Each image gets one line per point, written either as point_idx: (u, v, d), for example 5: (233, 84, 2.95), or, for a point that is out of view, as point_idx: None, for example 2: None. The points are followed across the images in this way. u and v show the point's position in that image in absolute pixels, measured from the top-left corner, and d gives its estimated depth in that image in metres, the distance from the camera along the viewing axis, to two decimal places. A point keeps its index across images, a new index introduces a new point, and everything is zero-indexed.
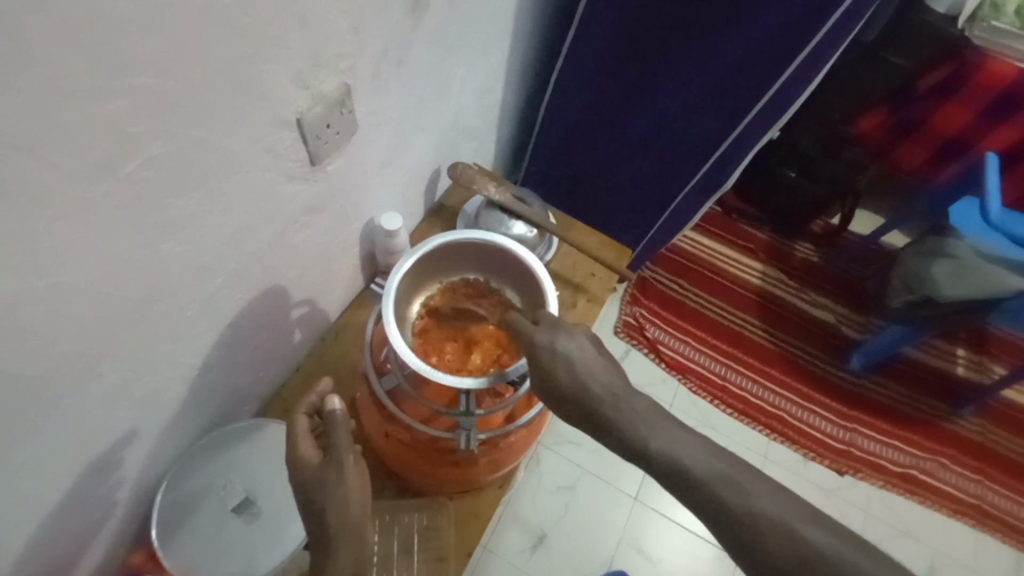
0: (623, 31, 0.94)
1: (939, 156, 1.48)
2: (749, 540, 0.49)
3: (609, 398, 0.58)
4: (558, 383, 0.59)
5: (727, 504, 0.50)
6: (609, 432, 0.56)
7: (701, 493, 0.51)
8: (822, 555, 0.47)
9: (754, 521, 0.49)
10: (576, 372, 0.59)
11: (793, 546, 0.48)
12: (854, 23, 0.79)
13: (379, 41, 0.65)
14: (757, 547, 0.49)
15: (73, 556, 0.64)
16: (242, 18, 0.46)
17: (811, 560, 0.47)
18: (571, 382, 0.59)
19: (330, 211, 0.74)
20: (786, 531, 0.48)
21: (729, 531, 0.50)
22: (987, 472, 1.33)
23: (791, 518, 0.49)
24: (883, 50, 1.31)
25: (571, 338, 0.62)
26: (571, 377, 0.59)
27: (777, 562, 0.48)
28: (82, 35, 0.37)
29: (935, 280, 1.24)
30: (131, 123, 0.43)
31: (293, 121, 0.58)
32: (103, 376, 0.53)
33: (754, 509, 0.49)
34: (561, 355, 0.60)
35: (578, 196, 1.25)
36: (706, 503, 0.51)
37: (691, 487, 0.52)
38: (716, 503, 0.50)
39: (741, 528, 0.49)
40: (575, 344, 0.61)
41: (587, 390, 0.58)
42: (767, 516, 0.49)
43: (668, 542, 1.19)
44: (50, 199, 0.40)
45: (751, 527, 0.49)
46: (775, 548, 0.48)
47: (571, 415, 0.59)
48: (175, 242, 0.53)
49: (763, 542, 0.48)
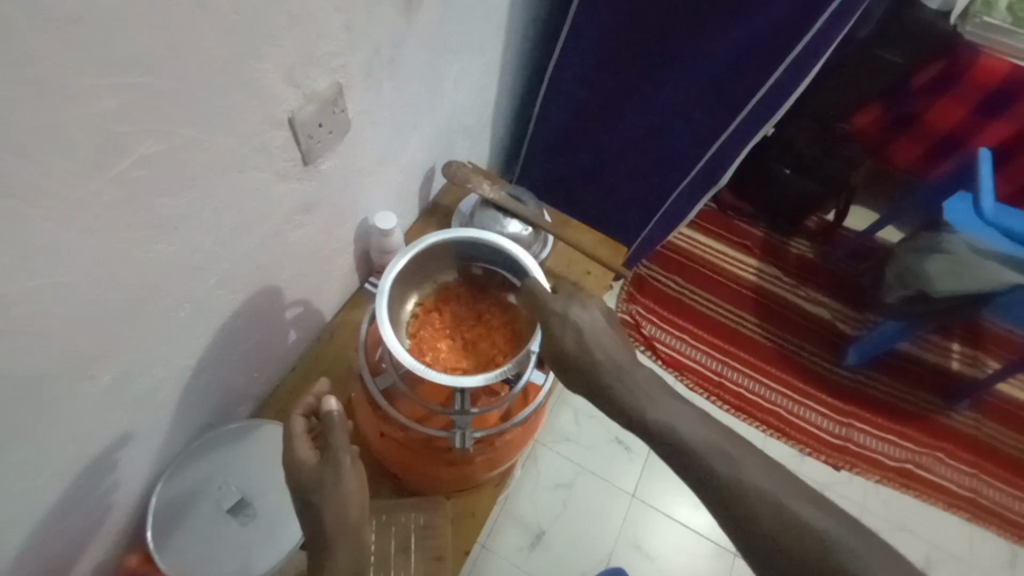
0: (617, 29, 0.94)
1: (932, 152, 1.47)
2: (737, 510, 0.49)
3: (613, 369, 0.59)
4: (566, 351, 0.61)
5: (717, 472, 0.51)
6: (610, 400, 0.58)
7: (694, 460, 0.52)
8: (811, 528, 0.48)
9: (744, 490, 0.50)
10: (585, 341, 0.60)
11: (782, 517, 0.48)
12: (846, 21, 0.79)
13: (372, 39, 0.65)
14: (745, 516, 0.49)
15: (69, 559, 0.63)
16: (233, 16, 0.46)
17: (798, 531, 0.48)
18: (578, 351, 0.60)
19: (324, 210, 0.74)
20: (776, 504, 0.49)
21: (718, 499, 0.50)
22: (982, 465, 1.33)
23: (782, 493, 0.50)
24: (876, 47, 1.30)
25: (584, 308, 0.63)
26: (579, 346, 0.60)
27: (760, 528, 0.48)
28: (73, 32, 0.36)
29: (928, 276, 1.23)
30: (121, 123, 0.42)
31: (285, 120, 0.58)
32: (96, 377, 0.53)
33: (744, 479, 0.50)
34: (571, 324, 0.62)
35: (574, 195, 1.26)
36: (697, 469, 0.52)
37: (683, 453, 0.52)
38: (706, 471, 0.51)
39: (731, 496, 0.50)
40: (587, 315, 0.63)
41: (594, 358, 0.60)
42: (758, 487, 0.49)
43: (667, 539, 1.19)
44: (43, 200, 0.40)
45: (741, 498, 0.49)
46: (762, 516, 0.49)
47: (576, 382, 0.61)
48: (167, 243, 0.53)
49: (751, 511, 0.49)
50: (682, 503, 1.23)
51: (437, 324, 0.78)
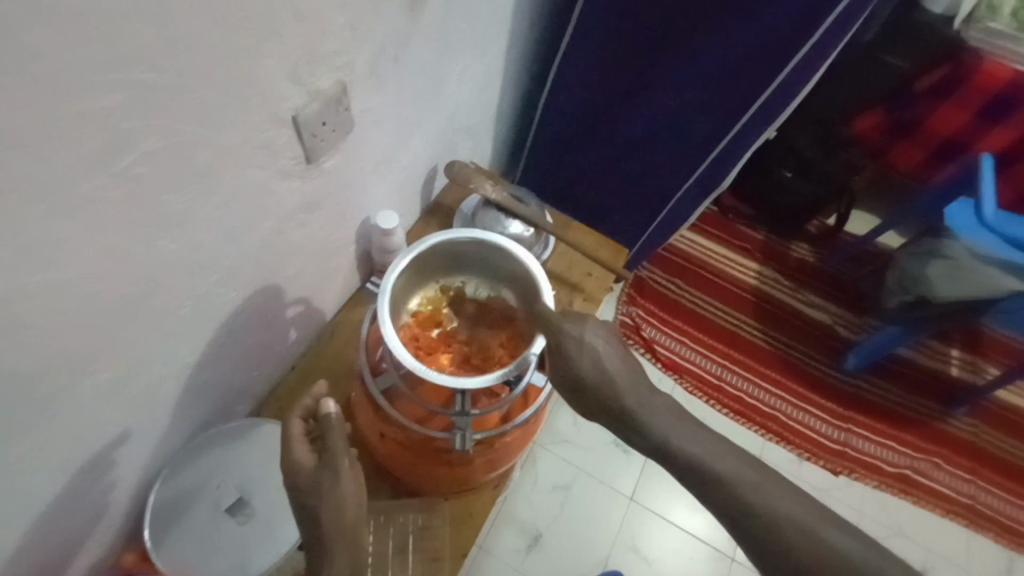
0: (621, 31, 0.94)
1: (934, 157, 1.47)
2: (773, 544, 0.50)
3: (634, 393, 0.58)
4: (584, 376, 0.59)
5: (750, 505, 0.51)
6: (634, 426, 0.57)
7: (727, 493, 0.52)
8: (851, 563, 0.48)
9: (778, 523, 0.50)
10: (604, 366, 0.59)
11: (820, 554, 0.49)
12: (851, 26, 0.79)
13: (376, 38, 0.64)
14: (782, 553, 0.50)
15: (67, 556, 0.63)
16: (238, 13, 0.46)
17: (835, 565, 0.48)
18: (597, 377, 0.59)
19: (326, 209, 0.73)
20: (814, 540, 0.49)
21: (751, 532, 0.51)
22: (980, 472, 1.33)
23: (818, 526, 0.50)
24: (878, 50, 1.31)
25: (596, 326, 0.61)
26: (597, 371, 0.59)
27: (794, 561, 0.49)
28: (77, 28, 0.36)
29: (929, 280, 1.26)
30: (125, 119, 0.42)
31: (288, 118, 0.58)
32: (96, 374, 0.53)
33: (778, 511, 0.51)
34: (587, 345, 0.60)
35: (575, 196, 1.25)
36: (731, 504, 0.52)
37: (715, 487, 0.53)
38: (741, 507, 0.51)
39: (767, 530, 0.50)
40: (601, 335, 0.61)
41: (615, 383, 0.58)
42: (792, 518, 0.50)
43: (666, 542, 1.19)
44: (46, 195, 0.40)
45: (777, 530, 0.50)
46: (796, 548, 0.49)
47: (593, 407, 0.60)
48: (169, 239, 0.52)
49: (789, 549, 0.49)
50: (681, 507, 1.22)
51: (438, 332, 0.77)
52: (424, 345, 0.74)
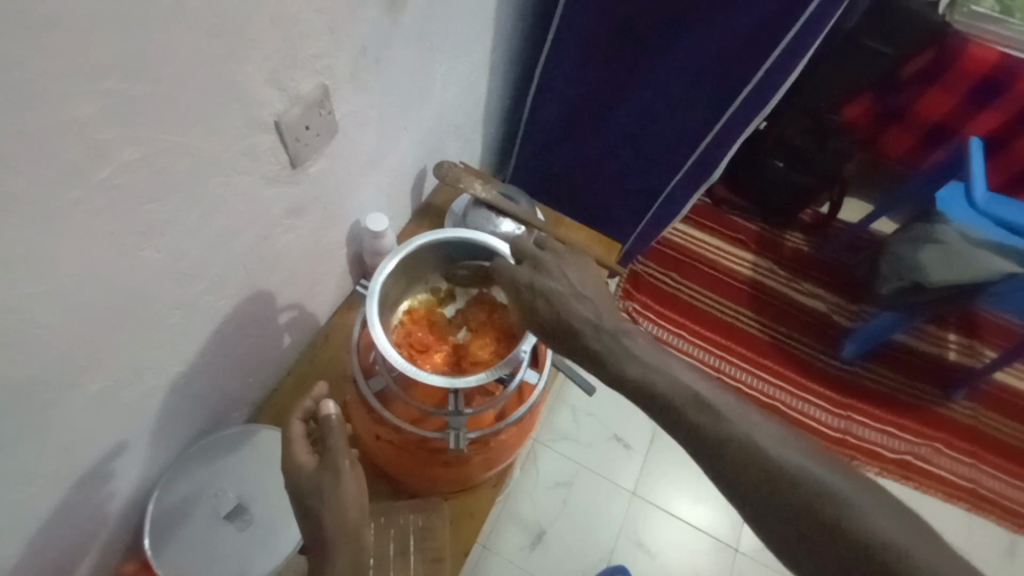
0: (605, 25, 0.94)
1: (924, 143, 1.48)
2: (719, 460, 0.48)
3: (588, 327, 0.58)
4: (540, 318, 0.61)
5: (694, 423, 0.50)
6: (590, 359, 0.57)
7: (674, 414, 0.51)
8: (799, 474, 0.46)
9: (722, 439, 0.49)
10: (556, 306, 0.60)
11: (766, 465, 0.47)
12: (829, 17, 0.79)
13: (357, 40, 0.64)
14: (723, 465, 0.48)
15: (65, 568, 0.63)
16: (213, 20, 0.46)
17: (775, 475, 0.47)
18: (553, 316, 0.60)
19: (314, 213, 0.73)
20: (763, 452, 0.48)
21: (699, 449, 0.50)
22: (979, 455, 1.33)
23: (766, 439, 0.49)
24: (865, 37, 1.28)
25: (552, 273, 0.63)
26: (551, 309, 0.60)
27: (738, 476, 0.47)
28: (49, 38, 0.36)
29: (922, 265, 1.23)
30: (102, 129, 0.42)
31: (271, 124, 0.58)
32: (86, 385, 0.53)
33: (724, 429, 0.49)
34: (539, 290, 0.62)
35: (566, 193, 1.25)
36: (676, 423, 0.51)
37: (666, 406, 0.52)
38: (689, 422, 0.50)
39: (712, 448, 0.49)
40: (560, 281, 0.62)
41: (567, 321, 0.59)
42: (737, 436, 0.48)
43: (668, 535, 1.19)
44: (27, 208, 0.40)
45: (721, 446, 0.49)
46: (740, 465, 0.47)
47: (555, 347, 0.61)
48: (154, 248, 0.52)
49: (735, 459, 0.48)
50: (683, 499, 1.23)
51: (429, 330, 0.77)
52: (417, 343, 0.75)
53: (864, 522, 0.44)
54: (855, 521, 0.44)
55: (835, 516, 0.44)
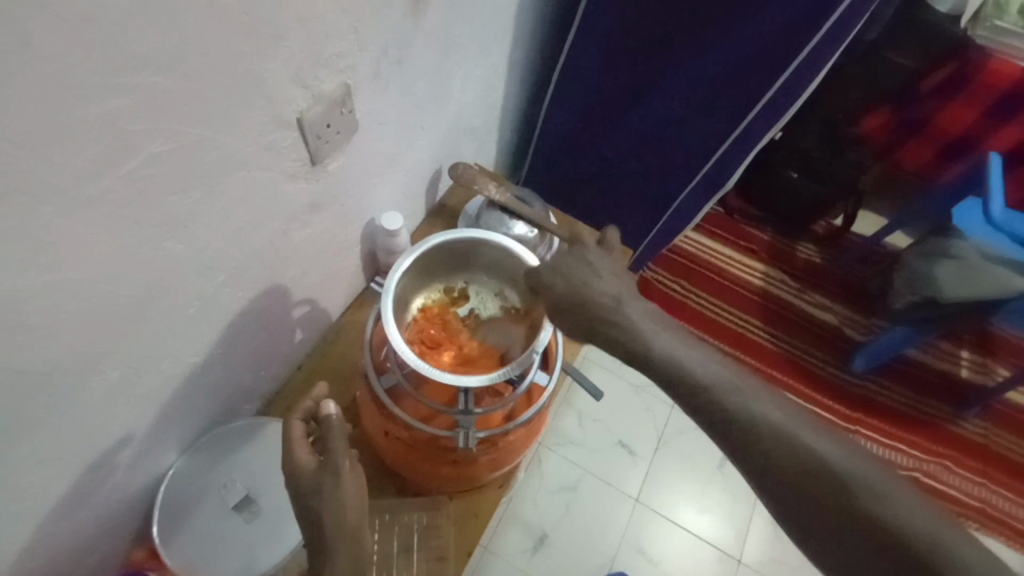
0: (625, 31, 0.94)
1: (941, 156, 1.47)
2: (751, 446, 0.49)
3: (610, 303, 0.58)
4: (558, 296, 0.60)
5: (726, 408, 0.51)
6: (611, 333, 0.57)
7: (706, 398, 0.52)
8: (830, 465, 0.47)
9: (755, 425, 0.50)
10: (575, 283, 0.60)
11: (797, 453, 0.48)
12: (852, 26, 0.79)
13: (380, 41, 0.65)
14: (755, 450, 0.49)
15: (76, 553, 0.64)
16: (243, 16, 0.47)
17: (809, 462, 0.48)
18: (569, 291, 0.60)
19: (331, 210, 0.74)
20: (793, 444, 0.48)
21: (730, 435, 0.51)
22: (991, 474, 1.32)
23: (796, 429, 0.49)
24: (884, 49, 1.29)
25: (567, 254, 0.63)
26: (569, 291, 0.60)
27: (771, 462, 0.49)
28: (85, 31, 0.37)
29: (936, 282, 1.22)
30: (131, 121, 0.43)
31: (293, 121, 0.58)
32: (105, 372, 0.54)
33: (755, 414, 0.50)
34: (559, 270, 0.62)
35: (579, 197, 1.26)
36: (708, 408, 0.52)
37: (696, 396, 0.52)
38: (719, 412, 0.51)
39: (745, 433, 0.50)
40: (574, 260, 0.62)
41: (586, 297, 0.59)
42: (769, 422, 0.49)
43: (671, 543, 1.19)
44: (55, 197, 0.41)
45: (754, 432, 0.49)
46: (773, 450, 0.49)
47: (572, 325, 0.60)
48: (176, 240, 0.53)
49: (766, 451, 0.49)
50: (687, 508, 1.22)
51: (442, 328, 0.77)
52: (429, 340, 0.75)
53: (895, 513, 0.45)
54: (887, 512, 0.45)
55: (867, 507, 0.45)
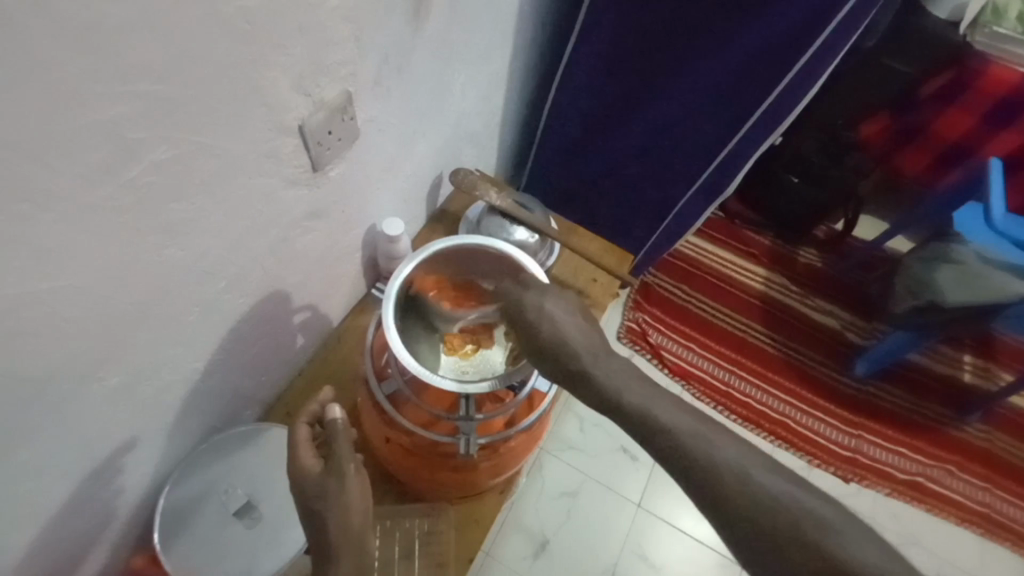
0: (625, 38, 0.95)
1: (941, 162, 1.47)
2: (713, 491, 0.48)
3: (589, 356, 0.59)
4: (544, 339, 0.60)
5: (688, 452, 0.49)
6: (586, 383, 0.57)
7: (667, 442, 0.50)
8: (785, 504, 0.47)
9: (716, 468, 0.48)
10: (559, 329, 0.60)
11: (758, 497, 0.47)
12: (853, 32, 0.80)
13: (381, 48, 0.66)
14: (717, 496, 0.47)
15: (76, 560, 0.64)
16: (245, 25, 0.47)
17: (770, 506, 0.46)
18: (556, 337, 0.60)
19: (332, 216, 0.74)
20: (752, 485, 0.47)
21: (691, 480, 0.49)
22: (993, 479, 1.32)
23: (752, 471, 0.48)
24: (884, 57, 1.29)
25: (556, 300, 0.64)
26: (553, 332, 0.60)
27: (732, 506, 0.47)
28: (87, 40, 0.37)
29: (937, 285, 1.22)
30: (133, 129, 0.43)
31: (294, 128, 0.59)
32: (105, 378, 0.54)
33: (716, 457, 0.49)
34: (547, 316, 0.62)
35: (581, 203, 1.26)
36: (669, 452, 0.50)
37: (657, 436, 0.51)
38: (682, 455, 0.49)
39: (706, 477, 0.48)
40: (562, 308, 0.63)
41: (570, 345, 0.59)
42: (729, 465, 0.48)
43: (674, 548, 1.19)
44: (55, 204, 0.41)
45: (715, 477, 0.48)
46: (734, 494, 0.47)
47: (553, 372, 0.60)
48: (177, 247, 0.53)
49: (728, 496, 0.47)
50: (689, 513, 1.22)
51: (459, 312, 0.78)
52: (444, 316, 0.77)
53: (854, 555, 0.44)
54: (843, 552, 0.44)
55: (828, 551, 0.44)
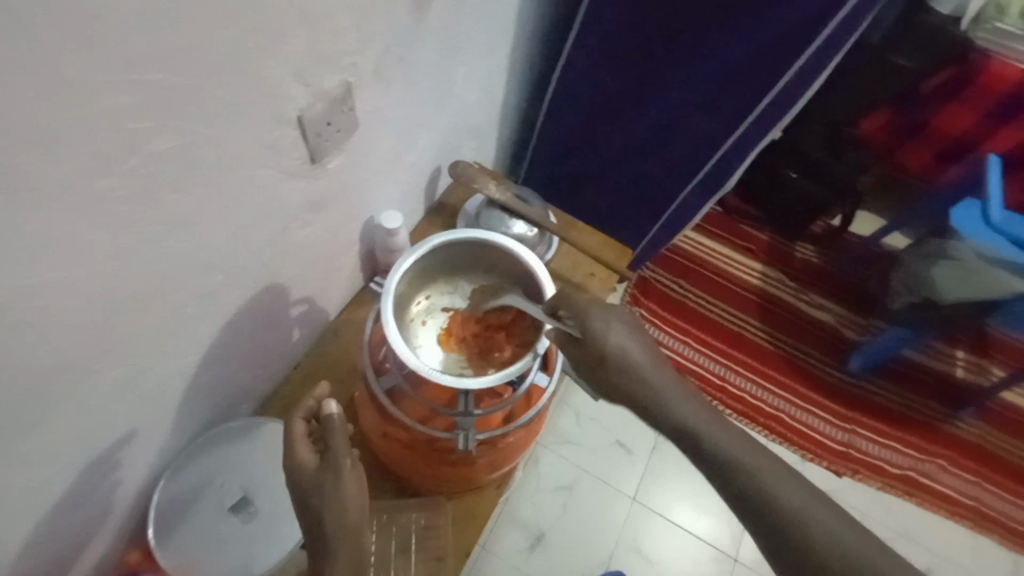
0: (627, 29, 0.93)
1: (942, 158, 1.46)
2: (770, 521, 0.48)
3: (657, 374, 0.57)
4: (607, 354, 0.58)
5: (748, 481, 0.50)
6: (654, 405, 0.56)
7: (726, 466, 0.51)
8: (841, 547, 0.46)
9: (775, 502, 0.49)
10: (625, 344, 0.58)
11: (814, 537, 0.47)
12: (856, 29, 0.79)
13: (382, 39, 0.65)
14: (774, 526, 0.48)
15: (72, 554, 0.63)
16: (246, 14, 0.46)
17: (826, 546, 0.46)
18: (619, 355, 0.58)
19: (331, 209, 0.74)
20: (790, 502, 0.48)
21: (747, 504, 0.50)
22: (985, 474, 1.32)
23: (791, 488, 0.49)
24: (890, 51, 1.31)
25: (622, 311, 0.61)
26: (623, 348, 0.58)
27: (787, 537, 0.48)
28: (86, 28, 0.36)
29: (936, 284, 1.24)
30: (132, 119, 0.42)
31: (294, 118, 0.58)
32: (103, 373, 0.53)
33: (775, 490, 0.49)
34: (612, 328, 0.59)
35: (580, 197, 1.25)
36: (727, 474, 0.51)
37: (716, 461, 0.52)
38: (742, 483, 0.50)
39: (764, 506, 0.49)
40: (626, 321, 0.61)
41: (636, 364, 0.57)
42: (788, 501, 0.48)
43: (669, 543, 1.19)
44: (52, 197, 0.40)
45: (773, 509, 0.48)
46: (789, 525, 0.48)
47: (615, 389, 0.58)
48: (175, 239, 0.52)
49: (783, 529, 0.48)
50: (685, 508, 1.22)
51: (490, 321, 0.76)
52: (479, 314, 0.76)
53: None
54: None
55: None
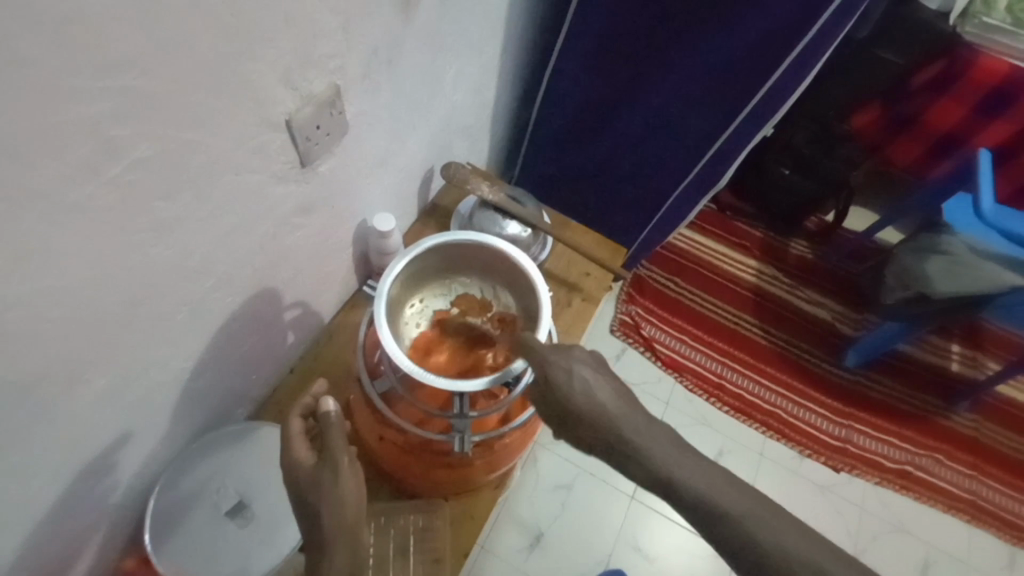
0: (617, 26, 0.93)
1: (933, 153, 1.47)
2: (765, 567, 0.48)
3: (630, 421, 0.54)
4: (573, 406, 0.55)
5: (737, 528, 0.49)
6: (631, 457, 0.53)
7: (714, 516, 0.50)
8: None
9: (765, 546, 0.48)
10: (590, 389, 0.55)
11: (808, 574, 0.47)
12: (845, 24, 0.79)
13: (370, 42, 0.64)
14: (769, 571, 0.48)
15: (68, 561, 0.63)
16: (230, 18, 0.46)
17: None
18: (586, 403, 0.55)
19: (322, 212, 0.73)
20: (779, 550, 0.48)
21: (738, 554, 0.49)
22: (981, 467, 1.33)
23: (784, 536, 0.48)
24: (873, 47, 1.31)
25: (580, 355, 0.58)
26: (586, 399, 0.55)
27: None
28: (66, 34, 0.36)
29: (928, 278, 1.22)
30: (117, 125, 0.42)
31: (282, 122, 0.58)
32: (92, 381, 0.53)
33: (764, 536, 0.48)
34: (576, 375, 0.56)
35: (573, 197, 1.26)
36: (716, 524, 0.50)
37: (703, 510, 0.50)
38: (734, 531, 0.49)
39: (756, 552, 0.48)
40: (589, 364, 0.58)
41: (608, 415, 0.54)
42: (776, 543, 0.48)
43: (667, 540, 1.19)
44: (40, 202, 0.40)
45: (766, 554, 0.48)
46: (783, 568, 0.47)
47: (590, 440, 0.55)
48: (163, 246, 0.52)
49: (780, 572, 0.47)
50: None
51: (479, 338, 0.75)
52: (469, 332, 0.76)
53: None
54: None
55: None
